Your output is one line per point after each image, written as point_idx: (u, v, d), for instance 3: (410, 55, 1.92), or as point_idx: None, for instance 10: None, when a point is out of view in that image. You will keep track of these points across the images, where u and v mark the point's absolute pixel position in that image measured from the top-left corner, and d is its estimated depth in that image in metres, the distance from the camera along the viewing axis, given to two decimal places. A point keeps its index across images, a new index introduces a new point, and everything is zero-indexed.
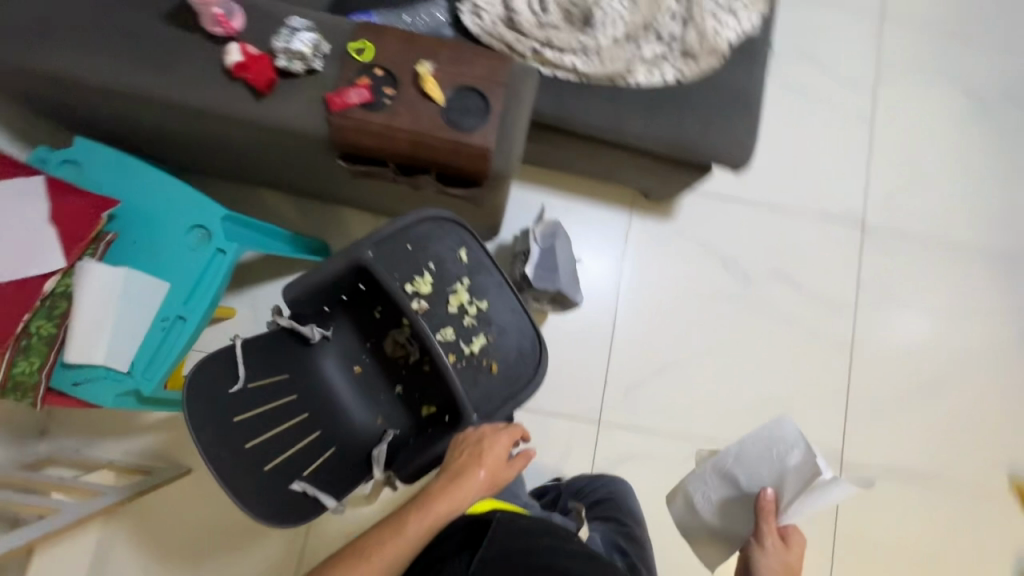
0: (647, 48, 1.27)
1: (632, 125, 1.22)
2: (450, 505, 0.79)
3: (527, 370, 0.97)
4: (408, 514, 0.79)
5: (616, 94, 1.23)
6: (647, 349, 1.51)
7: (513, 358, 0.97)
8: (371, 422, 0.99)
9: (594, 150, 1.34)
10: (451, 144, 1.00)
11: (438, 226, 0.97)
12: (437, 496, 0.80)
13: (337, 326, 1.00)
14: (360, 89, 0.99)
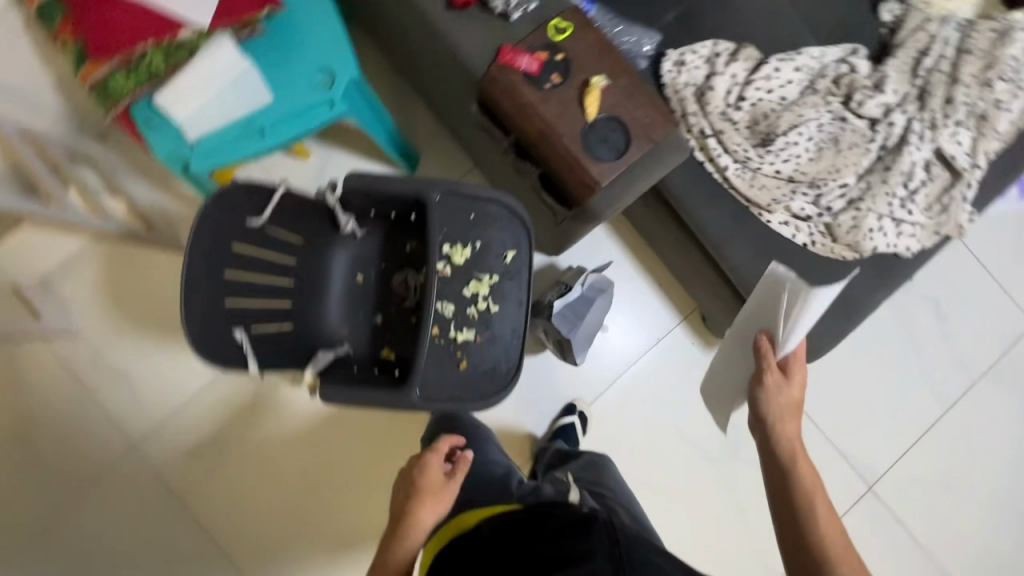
0: (798, 200, 1.22)
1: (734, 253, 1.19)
2: (412, 545, 0.87)
3: (489, 392, 0.93)
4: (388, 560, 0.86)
5: (743, 218, 1.21)
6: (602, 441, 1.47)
7: (486, 371, 0.95)
8: (335, 327, 1.01)
9: (687, 249, 1.29)
10: (572, 159, 0.99)
11: (510, 217, 0.96)
12: (404, 530, 0.87)
13: (370, 234, 1.03)
14: (532, 60, 0.99)
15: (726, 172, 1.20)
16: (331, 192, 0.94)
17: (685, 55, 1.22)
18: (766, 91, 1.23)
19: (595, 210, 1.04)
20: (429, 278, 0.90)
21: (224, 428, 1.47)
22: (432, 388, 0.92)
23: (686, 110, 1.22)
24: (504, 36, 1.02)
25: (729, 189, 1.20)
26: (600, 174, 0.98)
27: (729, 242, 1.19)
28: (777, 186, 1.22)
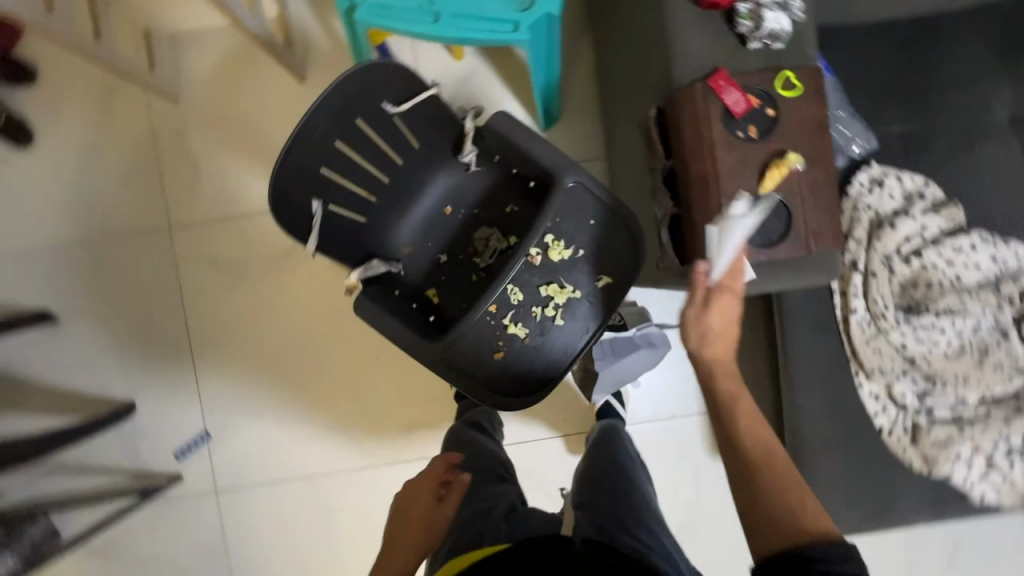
0: (903, 384, 1.09)
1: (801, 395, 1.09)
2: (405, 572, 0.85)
3: (508, 393, 0.89)
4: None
5: (830, 367, 1.10)
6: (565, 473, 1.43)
7: (515, 372, 0.89)
8: (401, 243, 0.97)
9: (758, 360, 1.19)
10: (716, 222, 0.89)
11: (628, 245, 0.88)
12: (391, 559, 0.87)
13: (481, 177, 0.97)
14: (740, 101, 0.87)
15: (850, 316, 1.08)
16: (473, 120, 0.88)
17: (886, 176, 1.08)
18: (948, 261, 1.07)
19: None
20: (516, 258, 0.84)
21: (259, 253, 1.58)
22: (458, 360, 0.86)
23: (852, 232, 1.09)
24: (727, 57, 0.89)
25: (841, 332, 1.09)
26: None
27: (803, 383, 1.09)
28: (894, 360, 1.08)
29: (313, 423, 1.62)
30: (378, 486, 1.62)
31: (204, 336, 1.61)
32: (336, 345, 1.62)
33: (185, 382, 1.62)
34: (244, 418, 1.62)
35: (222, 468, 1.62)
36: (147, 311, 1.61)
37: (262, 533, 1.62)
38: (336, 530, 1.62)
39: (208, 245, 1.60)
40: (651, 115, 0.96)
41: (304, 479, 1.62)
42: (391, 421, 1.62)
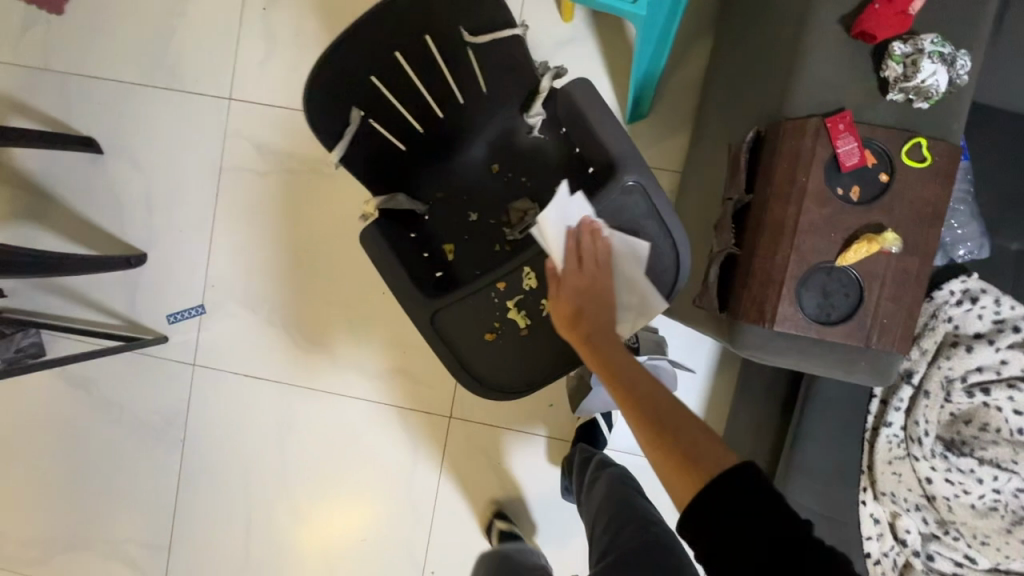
0: (912, 518, 0.98)
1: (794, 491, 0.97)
2: None
3: (487, 379, 0.83)
4: None
5: (839, 472, 0.98)
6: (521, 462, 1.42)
7: (502, 361, 0.82)
8: (436, 185, 0.90)
9: (761, 435, 1.09)
10: (772, 277, 0.78)
11: (665, 277, 0.77)
12: None
13: (540, 143, 0.89)
14: (852, 155, 0.75)
15: (881, 428, 0.97)
16: (551, 80, 0.78)
17: (983, 293, 0.93)
18: (1018, 410, 0.94)
19: (739, 339, 0.83)
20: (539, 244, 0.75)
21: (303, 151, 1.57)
22: (447, 327, 0.80)
23: (920, 339, 0.95)
24: (857, 100, 0.76)
25: (864, 442, 0.99)
26: (784, 318, 0.78)
27: (803, 478, 0.97)
28: (912, 490, 0.97)
29: (303, 335, 1.62)
30: (343, 415, 1.62)
31: (230, 216, 1.62)
32: (350, 268, 1.60)
33: (199, 253, 1.63)
34: (243, 306, 1.63)
35: (207, 344, 1.64)
36: (187, 173, 1.62)
37: (223, 418, 1.65)
38: (291, 441, 1.64)
39: (262, 129, 1.58)
40: (746, 138, 0.84)
41: (278, 384, 1.63)
42: (376, 359, 1.60)
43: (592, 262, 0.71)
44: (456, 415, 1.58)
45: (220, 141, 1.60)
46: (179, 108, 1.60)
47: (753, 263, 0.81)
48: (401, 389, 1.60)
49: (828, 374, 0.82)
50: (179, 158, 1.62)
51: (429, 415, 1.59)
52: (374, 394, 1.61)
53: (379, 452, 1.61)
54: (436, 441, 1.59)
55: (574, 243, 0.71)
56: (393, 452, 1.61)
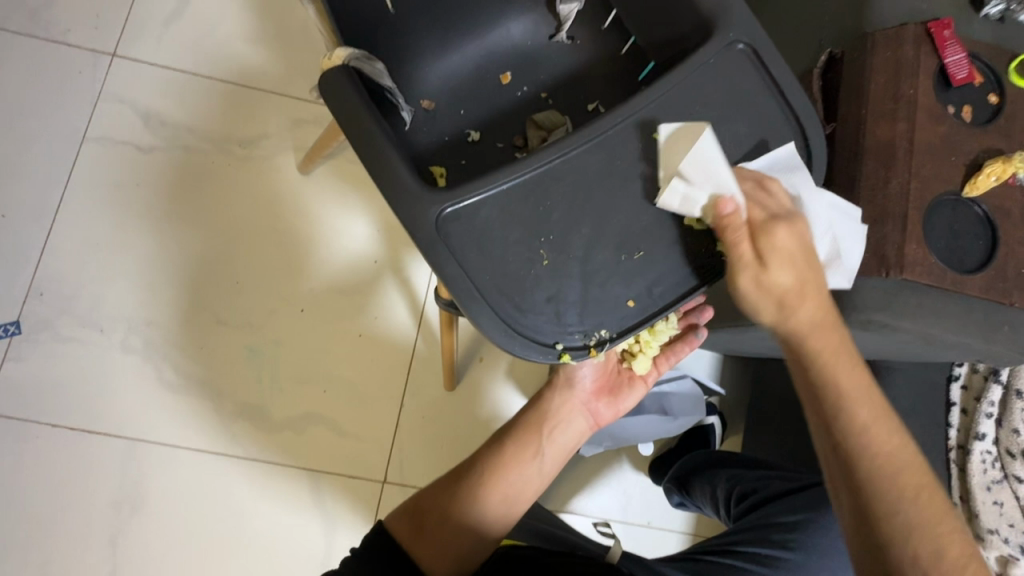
0: (1008, 543, 0.80)
1: None
2: (504, 468, 0.71)
3: (540, 338, 0.49)
4: (503, 443, 0.74)
5: None
6: (552, 504, 1.08)
7: (564, 307, 0.49)
8: (421, 91, 0.65)
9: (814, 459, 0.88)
10: (893, 208, 0.59)
11: (791, 178, 0.52)
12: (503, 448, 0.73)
13: (571, 49, 0.66)
14: (965, 65, 0.62)
15: (972, 443, 0.81)
16: None
17: None
18: None
19: (847, 301, 0.59)
20: (607, 125, 0.50)
21: (206, 120, 1.22)
22: (467, 248, 0.48)
23: None
24: (949, 12, 0.65)
25: (952, 464, 0.83)
26: (913, 262, 0.58)
27: None
28: (1005, 509, 0.81)
29: (173, 368, 1.14)
30: (223, 484, 1.12)
31: (85, 200, 1.17)
32: (253, 277, 1.18)
33: (26, 249, 1.14)
34: (83, 326, 1.13)
35: (11, 382, 1.10)
36: (26, 141, 1.18)
37: (19, 497, 1.08)
38: (135, 522, 1.09)
39: (151, 93, 1.22)
40: (817, 62, 0.68)
41: (122, 442, 1.11)
42: (282, 400, 1.15)
43: (789, 213, 0.50)
44: (392, 477, 1.15)
45: (87, 106, 1.20)
46: (30, 59, 1.20)
47: (855, 199, 0.61)
48: (315, 444, 1.14)
49: (962, 347, 0.61)
50: (18, 121, 1.18)
51: (352, 480, 1.14)
52: (273, 452, 1.13)
53: (273, 539, 1.11)
54: (362, 518, 1.13)
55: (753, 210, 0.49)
56: (294, 538, 1.12)
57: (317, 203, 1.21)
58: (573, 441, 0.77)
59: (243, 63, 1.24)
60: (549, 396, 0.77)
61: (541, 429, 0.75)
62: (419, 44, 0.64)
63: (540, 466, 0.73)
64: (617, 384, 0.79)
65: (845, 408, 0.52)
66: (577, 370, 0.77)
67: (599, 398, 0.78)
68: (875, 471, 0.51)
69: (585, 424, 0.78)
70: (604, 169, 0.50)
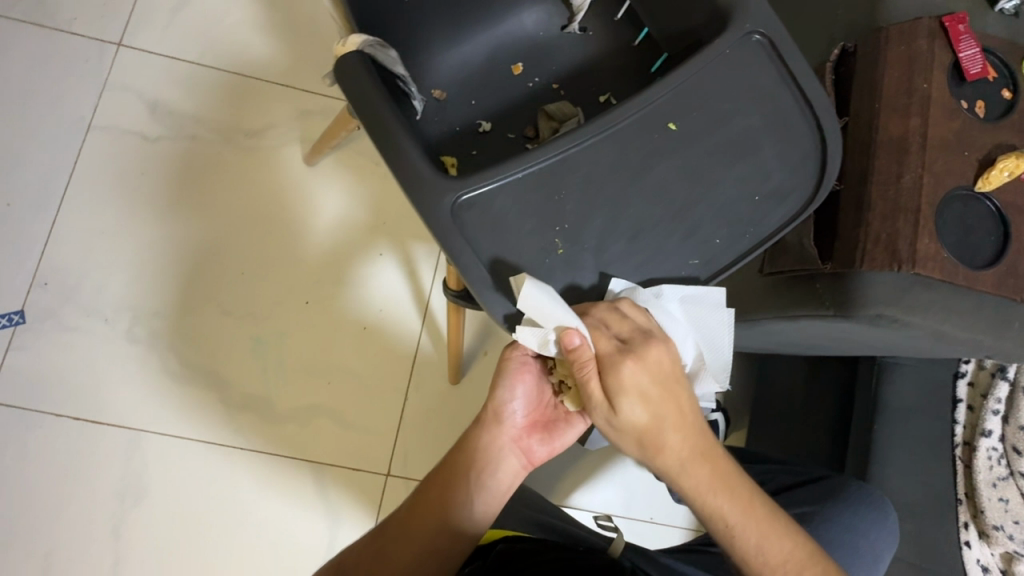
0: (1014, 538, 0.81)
1: (888, 516, 0.77)
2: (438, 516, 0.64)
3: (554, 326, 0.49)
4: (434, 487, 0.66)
5: (921, 487, 0.81)
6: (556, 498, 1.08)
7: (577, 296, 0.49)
8: (432, 82, 0.65)
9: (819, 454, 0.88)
10: (906, 202, 0.59)
11: (806, 170, 0.51)
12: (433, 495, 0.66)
13: (583, 40, 0.66)
14: (979, 60, 0.62)
15: (979, 440, 0.82)
16: None
17: None
18: None
19: (857, 296, 0.60)
20: (624, 114, 0.50)
21: (211, 111, 1.22)
22: (481, 236, 0.48)
23: None
24: (963, 7, 0.65)
25: (958, 460, 0.84)
26: (925, 257, 0.58)
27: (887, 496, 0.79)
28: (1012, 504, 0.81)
29: (177, 359, 1.14)
30: (226, 475, 1.12)
31: (90, 189, 1.17)
32: (257, 269, 1.18)
33: (31, 238, 1.14)
34: (87, 315, 1.13)
35: (15, 370, 1.10)
36: (32, 129, 1.17)
37: (22, 486, 1.08)
38: (138, 512, 1.09)
39: (158, 83, 1.21)
40: (830, 56, 0.68)
41: (127, 433, 1.11)
42: (286, 392, 1.15)
43: (642, 345, 0.48)
44: (395, 470, 1.15)
45: (93, 94, 1.20)
46: (35, 49, 1.20)
47: (868, 193, 0.61)
48: (319, 437, 1.14)
49: (972, 342, 0.61)
50: (22, 110, 1.18)
51: (356, 473, 1.14)
52: (277, 443, 1.13)
53: (276, 530, 1.11)
54: (365, 511, 1.13)
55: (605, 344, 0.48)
56: (296, 530, 1.12)
57: (322, 196, 1.21)
58: (507, 484, 0.67)
59: (249, 54, 1.23)
60: (476, 434, 0.67)
61: (471, 472, 0.66)
62: (431, 34, 0.64)
63: (473, 512, 0.65)
64: (553, 418, 0.68)
65: (711, 503, 0.52)
66: (504, 405, 0.66)
67: (532, 434, 0.67)
68: (743, 558, 0.53)
69: (517, 464, 0.68)
70: (618, 159, 0.50)
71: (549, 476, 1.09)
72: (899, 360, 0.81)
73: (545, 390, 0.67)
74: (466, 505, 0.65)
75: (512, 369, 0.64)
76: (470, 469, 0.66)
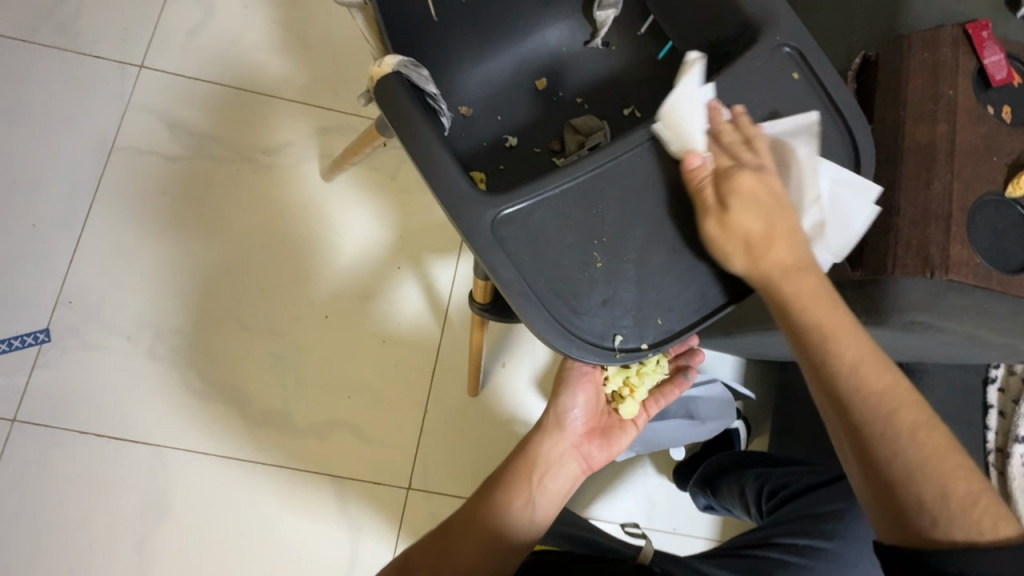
0: None
1: None
2: (502, 518, 0.65)
3: (594, 340, 0.49)
4: (495, 489, 0.67)
5: None
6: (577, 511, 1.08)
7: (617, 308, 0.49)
8: (459, 98, 0.66)
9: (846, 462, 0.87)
10: (937, 208, 0.59)
11: (839, 177, 0.52)
12: (495, 496, 0.66)
13: (607, 53, 0.67)
14: (1004, 66, 0.62)
15: (1011, 446, 0.80)
16: None
17: None
18: None
19: (891, 302, 0.59)
20: (656, 128, 0.51)
21: (230, 130, 1.23)
22: (518, 250, 0.48)
23: None
24: (984, 14, 0.66)
25: (989, 467, 0.82)
26: (958, 263, 0.57)
27: None
28: None
29: (199, 375, 1.14)
30: (248, 491, 1.12)
31: (113, 209, 1.19)
32: (278, 283, 1.19)
33: (55, 257, 1.16)
34: (110, 334, 1.14)
35: (40, 389, 1.11)
36: (56, 150, 1.20)
37: (47, 505, 1.08)
38: (159, 529, 1.09)
39: (177, 103, 1.23)
40: (852, 65, 0.68)
41: (150, 449, 1.11)
42: (307, 407, 1.15)
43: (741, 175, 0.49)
44: (416, 483, 1.14)
45: (115, 115, 1.22)
46: (57, 73, 1.22)
47: (896, 199, 0.61)
48: (340, 451, 1.14)
49: (1008, 347, 0.60)
50: (45, 133, 1.20)
51: (378, 487, 1.14)
52: (298, 458, 1.13)
53: (298, 545, 1.11)
54: (387, 525, 1.13)
55: (729, 137, 0.50)
56: (318, 546, 1.11)
57: (340, 211, 1.22)
58: (566, 487, 0.70)
59: (266, 74, 1.26)
60: (539, 437, 0.70)
61: (534, 475, 0.68)
62: (456, 50, 0.65)
63: (536, 514, 0.67)
64: (607, 424, 0.74)
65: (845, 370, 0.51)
66: (568, 408, 0.71)
67: (591, 440, 0.73)
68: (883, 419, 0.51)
69: (576, 469, 0.71)
70: (651, 171, 0.51)
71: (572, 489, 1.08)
72: (928, 367, 0.80)
73: (601, 398, 0.74)
74: (530, 507, 0.66)
75: (576, 377, 0.71)
76: (533, 471, 0.68)
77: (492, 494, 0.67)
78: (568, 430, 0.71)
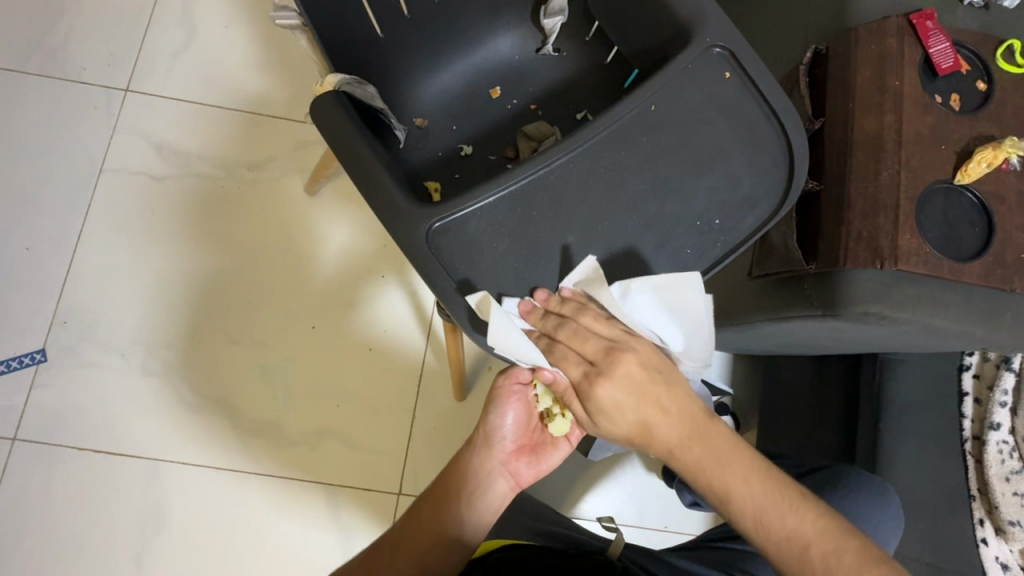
0: None
1: (899, 512, 0.75)
2: (429, 530, 0.66)
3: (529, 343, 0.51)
4: (429, 501, 0.69)
5: (930, 484, 0.80)
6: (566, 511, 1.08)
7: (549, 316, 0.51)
8: (414, 110, 0.68)
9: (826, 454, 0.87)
10: (885, 199, 0.59)
11: (773, 173, 0.53)
12: (427, 507, 0.68)
13: (556, 59, 0.68)
14: (950, 54, 0.62)
15: (988, 433, 0.81)
16: None
17: None
18: None
19: (844, 294, 0.59)
20: (590, 134, 0.52)
21: (214, 147, 1.26)
22: (458, 259, 0.50)
23: None
24: (932, 4, 0.66)
25: (968, 455, 0.82)
26: (908, 252, 0.58)
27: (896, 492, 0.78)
28: None
29: (191, 388, 1.17)
30: (242, 501, 1.14)
31: (104, 230, 1.22)
32: (263, 297, 1.21)
33: (50, 279, 1.19)
34: (104, 351, 1.17)
35: (39, 407, 1.14)
36: (48, 175, 1.23)
37: (49, 520, 1.11)
38: (157, 540, 1.12)
39: (163, 124, 1.27)
40: (803, 59, 0.69)
41: (145, 462, 1.14)
42: (296, 417, 1.17)
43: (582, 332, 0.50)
44: (406, 488, 1.16)
45: (103, 139, 1.25)
46: (47, 100, 1.26)
47: (847, 190, 0.61)
48: (329, 458, 1.16)
49: (965, 335, 0.60)
50: (36, 158, 1.24)
51: (369, 494, 1.15)
52: (289, 467, 1.16)
53: (292, 553, 1.13)
54: (379, 531, 1.14)
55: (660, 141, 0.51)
56: (312, 553, 1.13)
57: (323, 223, 1.25)
58: (495, 504, 0.69)
59: (249, 92, 1.28)
60: (468, 454, 0.70)
61: (461, 491, 0.68)
62: (409, 64, 0.67)
63: (462, 530, 0.67)
64: (539, 441, 0.72)
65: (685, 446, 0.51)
66: (495, 426, 0.69)
67: (520, 457, 0.71)
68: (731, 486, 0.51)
69: (505, 487, 0.70)
70: (589, 176, 0.52)
71: (559, 489, 1.09)
72: (900, 356, 0.80)
73: (533, 415, 0.71)
74: (457, 522, 0.67)
75: (505, 396, 0.69)
76: (462, 488, 0.68)
77: (423, 504, 0.69)
78: (498, 448, 0.70)
